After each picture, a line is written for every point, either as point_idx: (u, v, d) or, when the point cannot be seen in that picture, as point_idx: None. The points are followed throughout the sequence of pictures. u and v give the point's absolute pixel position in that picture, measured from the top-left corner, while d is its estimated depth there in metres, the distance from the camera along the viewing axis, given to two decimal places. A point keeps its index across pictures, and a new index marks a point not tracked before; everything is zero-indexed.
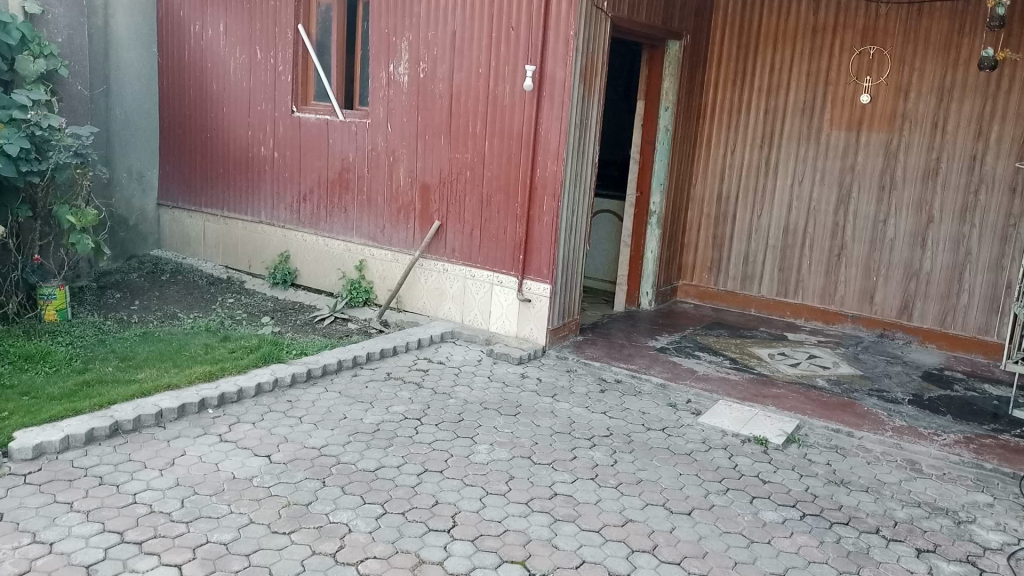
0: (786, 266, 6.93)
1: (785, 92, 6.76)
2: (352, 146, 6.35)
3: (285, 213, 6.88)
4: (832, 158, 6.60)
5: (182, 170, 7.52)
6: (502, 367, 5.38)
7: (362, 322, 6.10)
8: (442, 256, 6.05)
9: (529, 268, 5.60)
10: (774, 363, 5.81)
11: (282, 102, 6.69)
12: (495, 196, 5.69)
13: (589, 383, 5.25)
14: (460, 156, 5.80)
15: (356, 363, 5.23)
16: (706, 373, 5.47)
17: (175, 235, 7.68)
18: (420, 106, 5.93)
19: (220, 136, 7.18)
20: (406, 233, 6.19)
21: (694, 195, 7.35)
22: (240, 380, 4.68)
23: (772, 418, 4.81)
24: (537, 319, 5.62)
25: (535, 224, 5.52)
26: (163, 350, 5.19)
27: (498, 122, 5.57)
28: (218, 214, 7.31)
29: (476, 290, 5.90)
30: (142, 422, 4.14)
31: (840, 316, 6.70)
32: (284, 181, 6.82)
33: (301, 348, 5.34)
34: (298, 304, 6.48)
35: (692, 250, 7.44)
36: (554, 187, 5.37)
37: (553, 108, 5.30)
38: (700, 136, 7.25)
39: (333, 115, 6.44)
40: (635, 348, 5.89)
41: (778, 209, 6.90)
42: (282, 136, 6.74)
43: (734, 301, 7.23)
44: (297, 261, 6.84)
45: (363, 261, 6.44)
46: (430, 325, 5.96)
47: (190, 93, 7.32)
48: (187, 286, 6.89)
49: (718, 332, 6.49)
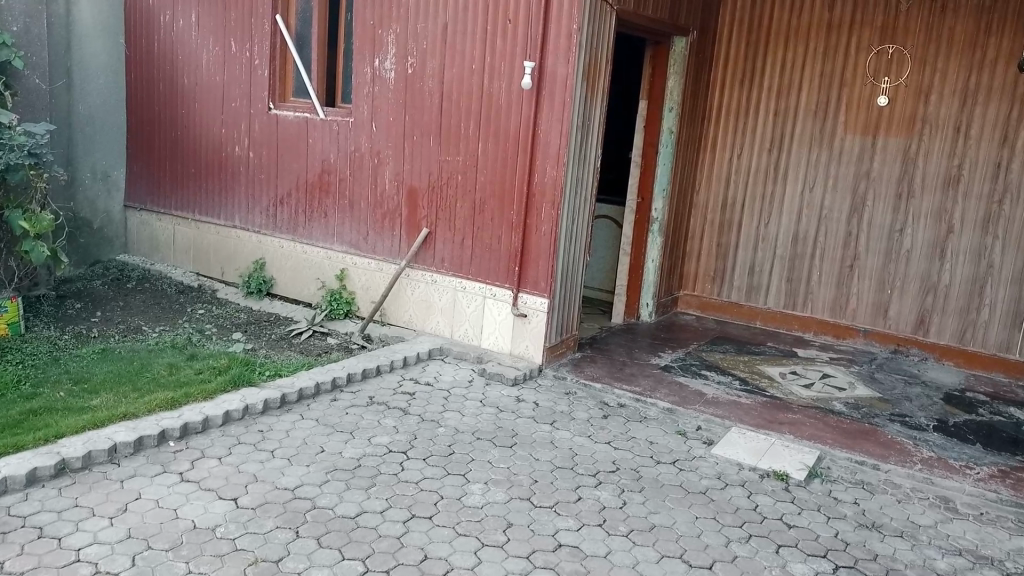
0: (794, 277, 6.54)
1: (797, 93, 6.36)
2: (334, 147, 5.89)
3: (260, 218, 6.41)
4: (846, 163, 6.21)
5: (151, 170, 7.02)
6: (495, 390, 4.95)
7: (343, 336, 5.67)
8: (430, 267, 5.61)
9: (525, 280, 5.17)
10: (787, 383, 5.41)
11: (258, 98, 6.22)
12: (488, 203, 5.25)
13: (590, 407, 4.82)
14: (451, 159, 5.36)
15: (336, 386, 4.78)
16: (716, 396, 5.05)
17: (143, 239, 7.18)
18: (408, 105, 5.48)
19: (192, 135, 6.69)
20: (392, 241, 5.74)
21: (697, 200, 6.95)
22: (207, 407, 4.22)
23: (791, 449, 4.41)
24: (534, 335, 5.20)
25: (532, 234, 5.08)
26: (122, 371, 4.72)
27: (493, 122, 5.13)
28: (189, 218, 6.82)
29: (467, 304, 5.46)
30: (93, 459, 3.68)
31: (852, 331, 6.32)
32: (260, 184, 6.34)
33: (275, 367, 4.88)
34: (274, 317, 6.03)
35: (694, 259, 7.04)
36: (554, 194, 4.93)
37: (553, 109, 4.86)
38: (705, 139, 6.84)
39: (314, 113, 5.97)
40: (637, 366, 5.48)
41: (786, 217, 6.51)
42: (258, 135, 6.26)
43: (738, 313, 6.83)
44: (273, 269, 6.37)
45: (344, 270, 5.98)
46: (416, 340, 5.52)
47: (159, 87, 6.82)
48: (155, 295, 6.41)
49: (725, 347, 6.08)
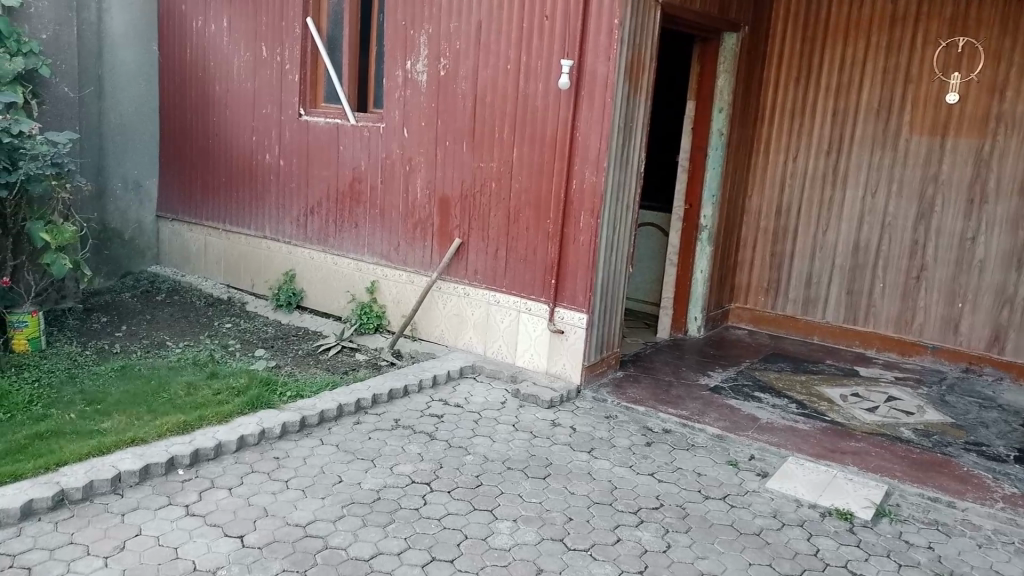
0: (855, 289, 6.07)
1: (858, 92, 5.92)
2: (363, 153, 5.62)
3: (290, 228, 6.17)
4: (912, 167, 5.74)
5: (182, 179, 6.85)
6: (530, 413, 4.61)
7: (372, 352, 5.40)
8: (462, 279, 5.31)
9: (562, 294, 4.83)
10: (849, 407, 4.97)
11: (288, 105, 5.99)
12: (524, 211, 4.92)
13: (632, 433, 4.46)
14: (484, 165, 5.05)
15: (360, 408, 4.49)
16: (770, 422, 4.64)
17: (174, 250, 7.02)
18: (440, 108, 5.19)
19: (222, 142, 6.50)
20: (423, 252, 5.45)
21: (750, 207, 6.53)
22: (221, 432, 3.96)
23: (855, 484, 3.99)
24: (572, 353, 4.86)
25: (569, 245, 4.74)
26: (139, 392, 4.50)
27: (529, 126, 4.81)
28: (219, 228, 6.63)
29: (501, 319, 5.14)
30: (95, 490, 3.45)
31: (919, 347, 5.84)
32: (290, 193, 6.11)
33: (297, 387, 4.61)
34: (302, 331, 5.78)
35: (746, 269, 6.61)
36: (592, 201, 4.59)
37: (593, 110, 4.52)
38: (758, 141, 6.42)
39: (344, 119, 5.72)
40: (684, 387, 5.09)
41: (847, 224, 6.06)
42: (288, 142, 6.04)
43: (794, 327, 6.39)
44: (303, 281, 6.13)
45: (375, 282, 5.71)
46: (447, 357, 5.22)
47: (190, 94, 6.65)
48: (183, 308, 6.23)
49: (779, 366, 5.65)
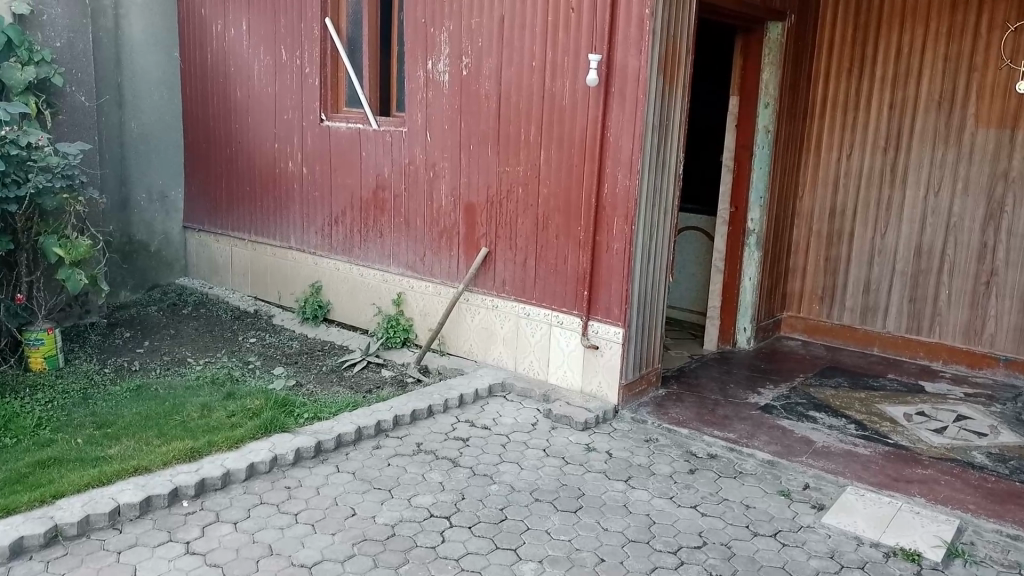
0: (918, 296, 5.60)
1: (916, 82, 5.46)
2: (387, 159, 5.36)
3: (315, 238, 5.95)
4: (979, 163, 5.27)
5: (208, 189, 6.69)
6: (562, 436, 4.29)
7: (398, 368, 5.14)
8: (490, 291, 5.01)
9: (596, 306, 4.50)
10: (914, 427, 4.54)
11: (309, 110, 5.77)
12: (554, 218, 4.60)
13: (674, 459, 4.11)
14: (510, 170, 4.75)
15: (380, 430, 4.22)
16: (827, 446, 4.24)
17: (203, 262, 6.86)
18: (464, 110, 4.90)
19: (245, 150, 6.32)
20: (450, 262, 5.17)
21: (801, 209, 6.10)
22: (230, 459, 3.72)
23: (923, 518, 3.58)
24: (608, 371, 4.52)
25: (603, 253, 4.41)
26: (151, 413, 4.29)
27: (557, 126, 4.49)
28: (246, 238, 6.44)
29: (532, 333, 4.83)
30: (92, 525, 3.23)
31: (990, 360, 5.37)
32: (314, 202, 5.88)
33: (315, 408, 4.36)
34: (328, 345, 5.54)
35: (798, 276, 6.18)
36: (626, 206, 4.25)
37: (624, 108, 4.18)
38: (809, 138, 5.99)
39: (366, 123, 5.47)
40: (731, 407, 4.72)
41: (906, 225, 5.60)
42: (310, 148, 5.81)
43: (852, 337, 5.94)
44: (329, 293, 5.89)
45: (401, 294, 5.45)
46: (476, 374, 4.92)
47: (213, 102, 6.48)
48: (208, 322, 6.05)
49: (836, 381, 5.23)
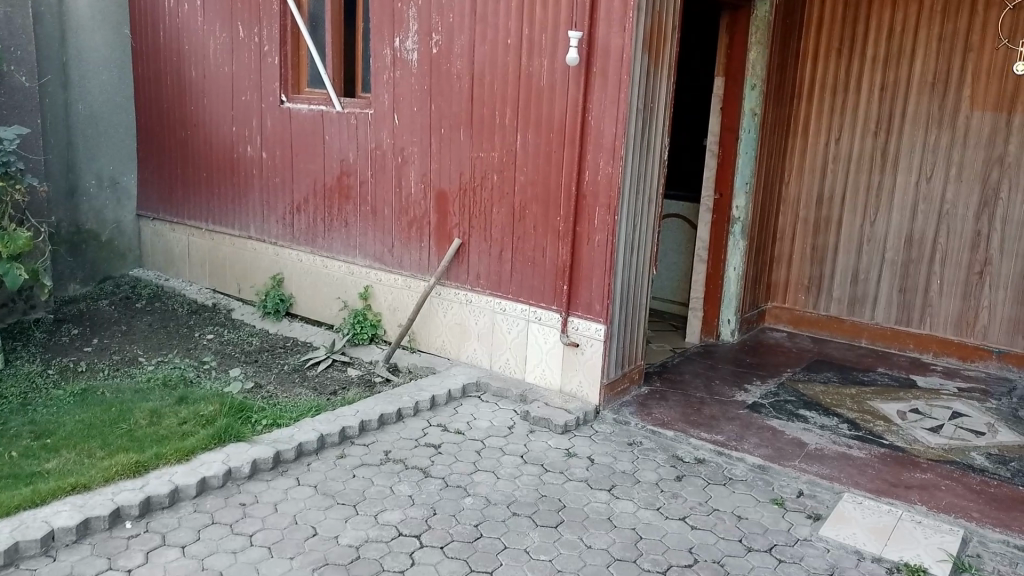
0: (908, 287, 5.40)
1: (909, 63, 5.22)
2: (351, 143, 5.03)
3: (277, 228, 5.60)
4: (974, 147, 5.05)
5: (162, 175, 6.30)
6: (540, 440, 4.02)
7: (366, 366, 4.84)
8: (464, 285, 4.72)
9: (576, 301, 4.23)
10: (908, 427, 4.33)
11: (269, 90, 5.40)
12: (531, 207, 4.31)
13: (659, 465, 3.86)
14: (485, 155, 4.44)
15: (345, 437, 3.92)
16: (820, 448, 4.02)
17: (158, 252, 6.49)
18: (434, 91, 4.58)
19: (201, 134, 5.94)
20: (420, 254, 4.86)
21: (787, 196, 5.85)
22: (178, 474, 3.41)
23: (926, 528, 3.36)
24: (588, 369, 4.26)
25: (583, 244, 4.13)
26: (95, 421, 3.95)
27: (534, 109, 4.19)
28: (203, 227, 6.08)
29: (508, 329, 4.55)
30: (21, 553, 2.90)
31: (982, 352, 5.18)
32: (275, 189, 5.53)
33: (274, 413, 4.05)
34: (291, 342, 5.22)
35: (784, 265, 5.95)
36: (609, 194, 3.96)
37: (606, 89, 3.88)
38: (795, 121, 5.73)
39: (329, 105, 5.11)
40: (718, 406, 4.48)
41: (897, 213, 5.38)
42: (270, 132, 5.45)
43: (839, 329, 5.73)
44: (292, 285, 5.56)
45: (368, 287, 5.13)
46: (449, 373, 4.64)
47: (166, 82, 6.08)
48: (163, 317, 5.69)
49: (825, 376, 5.01)
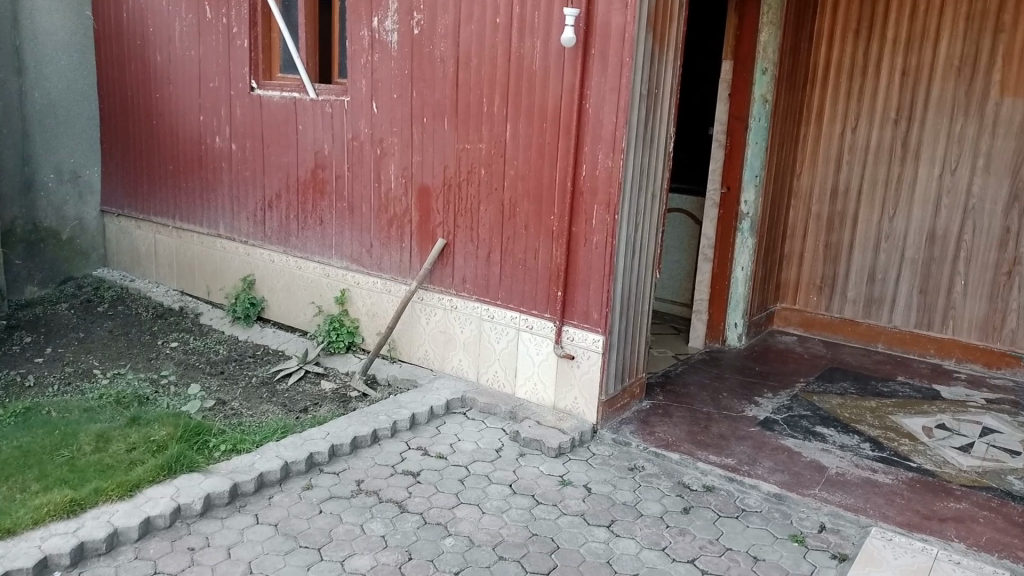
0: (930, 287, 4.99)
1: (934, 44, 4.80)
2: (326, 133, 4.59)
3: (247, 225, 5.17)
4: (1004, 137, 4.64)
5: (127, 168, 5.86)
6: (531, 466, 3.62)
7: (341, 379, 4.42)
8: (448, 289, 4.30)
9: (571, 309, 3.82)
10: (937, 446, 3.94)
11: (237, 77, 4.96)
12: (521, 205, 3.89)
13: (664, 495, 3.46)
14: (471, 147, 4.02)
15: (313, 464, 3.51)
16: (841, 473, 3.63)
17: (123, 250, 6.05)
18: (416, 76, 4.15)
19: (167, 123, 5.49)
20: (400, 256, 4.43)
21: (798, 188, 5.44)
22: (119, 514, 2.99)
23: (967, 571, 2.96)
24: (585, 385, 3.85)
25: (579, 247, 3.71)
26: (34, 448, 3.53)
27: (525, 96, 3.76)
28: (169, 224, 5.64)
29: (496, 339, 4.14)
30: None
31: (1010, 359, 4.78)
32: (245, 183, 5.10)
33: (236, 437, 3.63)
34: (261, 350, 4.81)
35: (794, 263, 5.54)
36: (608, 191, 3.54)
37: (606, 73, 3.46)
38: (808, 108, 5.31)
39: (303, 92, 4.67)
40: (728, 422, 4.08)
41: (919, 208, 4.97)
42: (239, 122, 5.01)
43: (854, 332, 5.33)
44: (263, 288, 5.13)
45: (345, 291, 4.71)
46: (432, 387, 4.23)
47: (130, 67, 5.63)
48: (126, 322, 5.26)
49: (842, 387, 4.61)
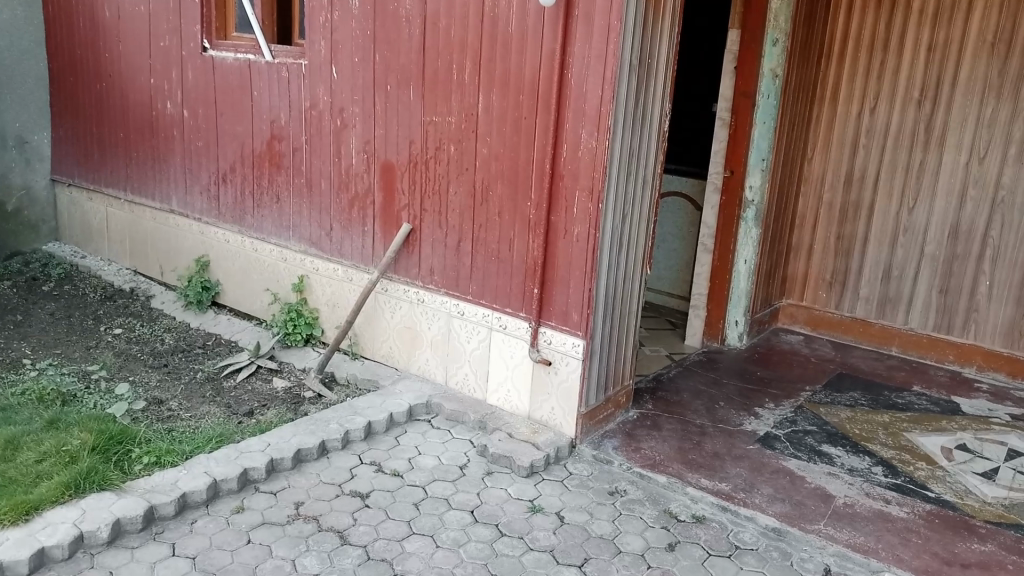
0: (951, 287, 4.53)
1: (965, 16, 4.29)
2: (283, 101, 4.11)
3: (201, 201, 4.70)
4: None
5: (77, 134, 5.39)
6: (498, 488, 3.18)
7: (296, 376, 3.98)
8: (414, 280, 3.85)
9: (549, 309, 3.36)
10: (958, 471, 3.49)
11: (188, 35, 4.47)
12: (494, 189, 3.42)
13: (648, 527, 3.02)
14: (439, 120, 3.54)
15: (247, 482, 3.08)
16: (850, 503, 3.19)
17: (75, 224, 5.60)
18: (379, 38, 3.67)
19: (117, 87, 5.01)
20: (362, 240, 3.97)
21: (810, 174, 4.95)
22: (7, 545, 2.56)
23: None
24: (562, 394, 3.41)
25: (558, 239, 3.25)
26: None
27: (499, 63, 3.28)
28: (121, 197, 5.18)
29: (467, 338, 3.69)
30: None
31: None
32: (198, 155, 4.62)
33: (163, 447, 3.20)
34: (212, 341, 4.36)
35: (803, 255, 5.07)
36: (592, 176, 3.07)
37: (591, 39, 2.98)
38: (823, 85, 4.80)
39: (258, 54, 4.18)
40: (723, 438, 3.64)
41: (942, 199, 4.49)
42: (190, 86, 4.53)
43: (865, 332, 4.87)
44: (219, 270, 4.69)
45: (303, 277, 4.25)
46: (395, 389, 3.79)
47: (78, 24, 5.14)
48: (70, 304, 4.82)
49: (852, 397, 4.16)
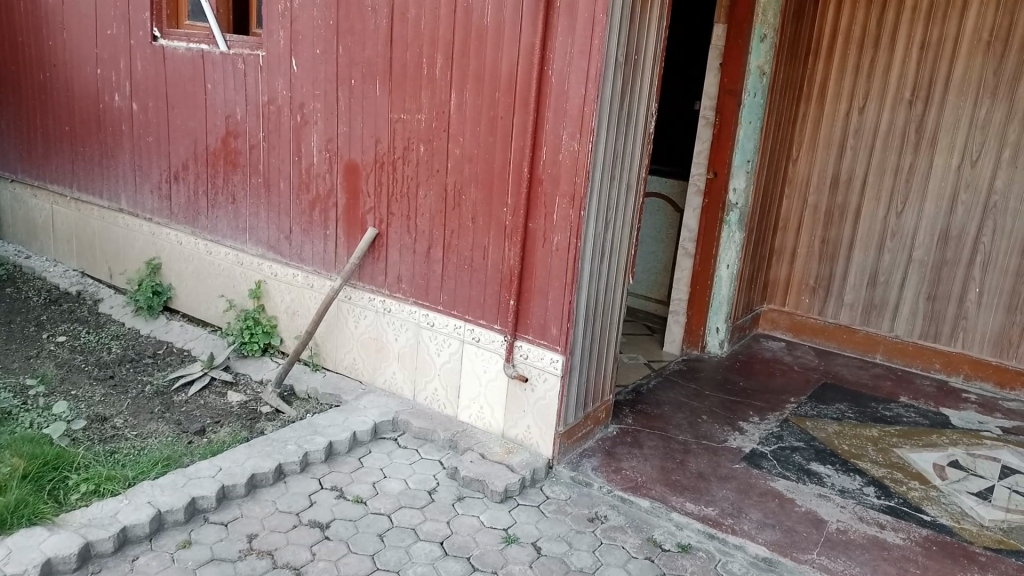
0: (940, 294, 4.38)
1: (960, 14, 4.12)
2: (239, 95, 3.82)
3: (152, 200, 4.40)
4: None
5: (21, 126, 5.06)
6: (469, 516, 2.95)
7: (252, 389, 3.72)
8: (380, 288, 3.60)
9: (526, 322, 3.14)
10: (952, 491, 3.33)
11: (138, 23, 4.17)
12: (467, 193, 3.18)
13: (630, 558, 2.80)
14: (408, 117, 3.29)
15: (195, 512, 2.82)
16: (843, 528, 3.00)
17: (19, 222, 5.26)
18: (343, 29, 3.40)
19: (62, 77, 4.69)
20: (324, 245, 3.71)
21: (794, 175, 4.77)
22: None
23: None
24: (539, 413, 3.19)
25: (537, 247, 3.02)
26: None
27: (474, 58, 3.04)
28: (66, 195, 4.86)
29: (436, 351, 3.46)
30: None
31: None
32: (148, 150, 4.32)
33: (104, 473, 2.93)
34: (163, 350, 4.07)
35: (786, 259, 4.89)
36: (573, 180, 2.85)
37: (574, 33, 2.75)
38: (810, 83, 4.62)
39: (213, 44, 3.90)
40: (708, 457, 3.44)
41: (931, 203, 4.33)
42: (140, 77, 4.23)
43: (849, 339, 4.71)
44: (171, 273, 4.40)
45: (261, 283, 3.98)
46: (359, 404, 3.55)
47: (21, 9, 4.81)
48: (9, 308, 4.50)
49: (839, 410, 3.99)
